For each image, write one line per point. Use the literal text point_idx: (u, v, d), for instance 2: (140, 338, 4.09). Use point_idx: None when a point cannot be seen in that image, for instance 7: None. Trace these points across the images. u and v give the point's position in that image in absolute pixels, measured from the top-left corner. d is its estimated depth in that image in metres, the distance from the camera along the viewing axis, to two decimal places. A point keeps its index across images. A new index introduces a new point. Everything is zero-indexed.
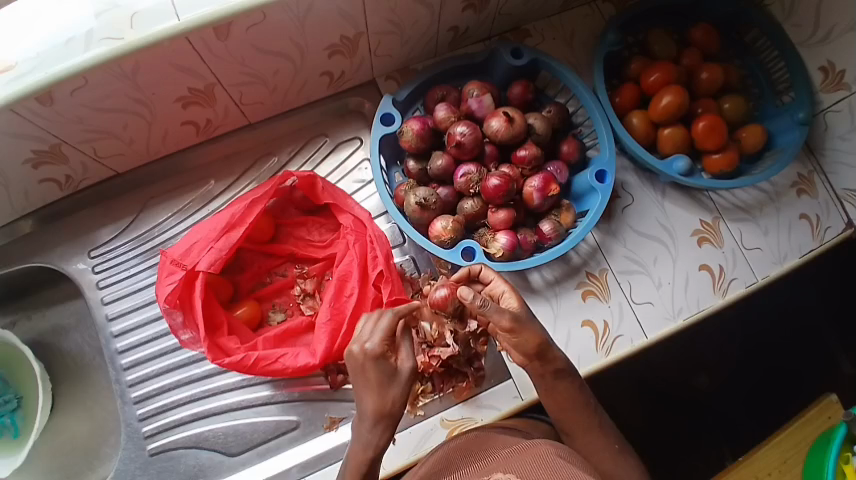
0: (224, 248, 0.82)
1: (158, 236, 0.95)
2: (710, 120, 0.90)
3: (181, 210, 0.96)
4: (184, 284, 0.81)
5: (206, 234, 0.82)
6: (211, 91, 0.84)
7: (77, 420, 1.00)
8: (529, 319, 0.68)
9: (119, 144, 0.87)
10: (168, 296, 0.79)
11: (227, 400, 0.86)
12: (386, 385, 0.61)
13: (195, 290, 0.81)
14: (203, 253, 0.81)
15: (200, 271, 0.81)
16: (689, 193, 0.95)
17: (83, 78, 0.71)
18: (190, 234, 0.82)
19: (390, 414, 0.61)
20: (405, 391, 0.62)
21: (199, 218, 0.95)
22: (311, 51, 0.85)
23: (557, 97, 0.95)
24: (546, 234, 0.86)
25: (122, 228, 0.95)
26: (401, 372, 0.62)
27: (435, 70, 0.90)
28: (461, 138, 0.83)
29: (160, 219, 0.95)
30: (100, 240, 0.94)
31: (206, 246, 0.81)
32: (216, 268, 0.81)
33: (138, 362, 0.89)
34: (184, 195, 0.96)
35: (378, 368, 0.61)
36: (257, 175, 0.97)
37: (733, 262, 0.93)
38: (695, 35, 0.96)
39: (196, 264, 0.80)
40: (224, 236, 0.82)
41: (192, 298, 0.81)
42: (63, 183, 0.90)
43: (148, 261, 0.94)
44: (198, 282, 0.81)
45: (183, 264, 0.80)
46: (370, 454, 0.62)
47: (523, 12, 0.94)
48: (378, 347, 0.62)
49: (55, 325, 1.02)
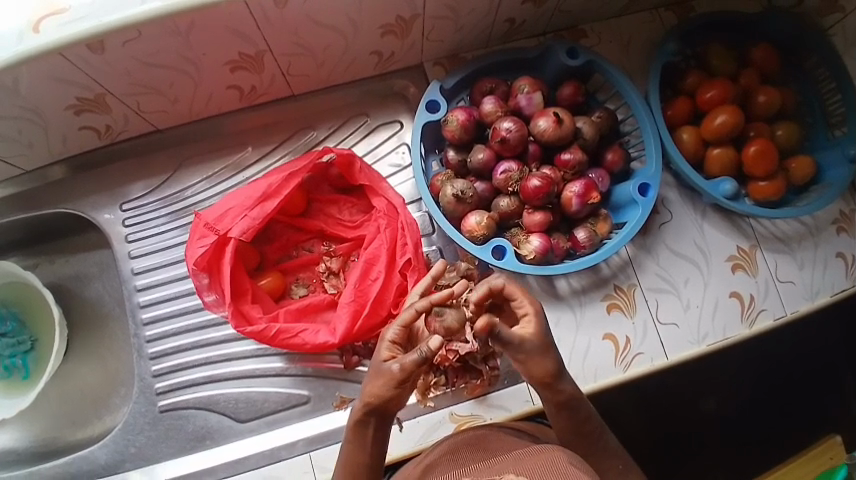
0: (259, 217, 0.81)
1: (189, 197, 0.95)
2: (762, 145, 0.87)
3: (216, 174, 0.95)
4: (214, 249, 0.80)
5: (241, 202, 0.81)
6: (260, 58, 0.83)
7: (90, 367, 1.01)
8: (540, 353, 0.67)
9: (163, 101, 0.87)
10: (198, 258, 0.79)
11: (241, 367, 0.87)
12: (376, 370, 0.64)
13: (225, 256, 0.80)
14: (236, 220, 0.80)
15: (232, 237, 0.80)
16: (729, 217, 0.92)
17: (137, 30, 0.71)
18: (225, 199, 0.81)
19: (373, 402, 0.63)
20: (387, 389, 0.62)
21: (232, 184, 0.95)
22: (364, 28, 0.83)
23: (607, 102, 0.93)
24: (580, 242, 0.84)
25: (155, 185, 0.95)
26: (390, 369, 0.63)
27: (485, 61, 0.89)
28: (506, 134, 0.81)
29: (192, 181, 0.95)
30: (133, 194, 0.95)
31: (241, 213, 0.81)
32: (248, 237, 0.80)
33: (158, 319, 0.90)
34: (220, 159, 0.96)
35: (378, 352, 0.66)
36: (293, 148, 0.96)
37: (765, 293, 0.91)
38: (755, 55, 0.93)
39: (229, 230, 0.80)
40: (258, 206, 0.82)
41: (220, 263, 0.80)
42: (102, 132, 0.90)
43: (178, 221, 0.94)
44: (228, 248, 0.81)
45: (216, 228, 0.80)
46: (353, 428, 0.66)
47: (582, 11, 0.92)
48: (392, 337, 0.66)
49: (79, 272, 1.03)
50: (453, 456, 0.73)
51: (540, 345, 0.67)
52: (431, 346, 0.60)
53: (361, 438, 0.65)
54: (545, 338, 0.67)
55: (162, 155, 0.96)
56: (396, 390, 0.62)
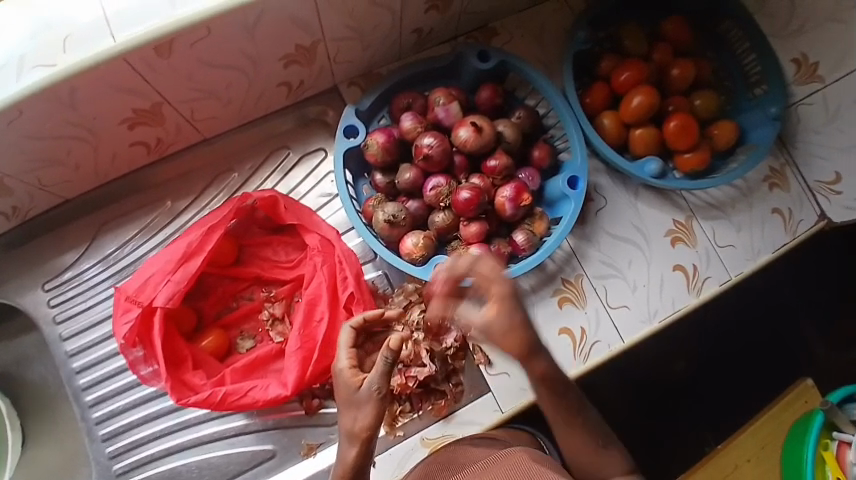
0: (183, 279, 0.77)
1: (127, 254, 0.90)
2: (681, 120, 0.87)
3: (148, 227, 0.90)
4: (142, 321, 0.76)
5: (162, 266, 0.77)
6: (159, 110, 0.79)
7: (44, 455, 0.96)
8: (506, 332, 0.61)
9: (66, 171, 0.81)
10: (126, 334, 0.75)
11: (200, 433, 0.83)
12: (350, 401, 0.64)
13: (154, 326, 0.76)
14: (160, 287, 0.76)
15: (158, 305, 0.76)
16: (661, 193, 0.93)
17: (18, 110, 0.66)
18: (143, 268, 0.77)
19: (356, 435, 0.63)
20: (371, 413, 0.62)
21: (167, 234, 0.90)
22: (265, 62, 0.80)
23: (527, 99, 0.91)
24: (519, 246, 0.83)
25: (84, 250, 0.89)
26: (364, 393, 0.63)
27: (397, 76, 0.86)
28: (428, 151, 0.80)
29: (126, 239, 0.90)
30: (66, 264, 0.89)
31: (163, 279, 0.77)
32: (173, 302, 0.76)
33: (103, 398, 0.85)
34: (146, 212, 0.90)
35: (345, 385, 0.65)
36: (223, 188, 0.92)
37: (706, 261, 0.92)
38: (667, 28, 0.93)
39: (153, 299, 0.76)
40: (181, 268, 0.77)
41: (151, 334, 0.76)
42: (9, 214, 0.84)
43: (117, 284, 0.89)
44: (157, 317, 0.76)
45: (139, 299, 0.76)
46: (343, 473, 0.63)
47: (487, 9, 0.90)
48: (347, 364, 0.67)
49: (17, 357, 0.98)
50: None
51: (505, 325, 0.61)
52: (392, 345, 0.59)
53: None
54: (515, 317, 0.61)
55: (79, 223, 0.90)
56: (376, 409, 0.62)
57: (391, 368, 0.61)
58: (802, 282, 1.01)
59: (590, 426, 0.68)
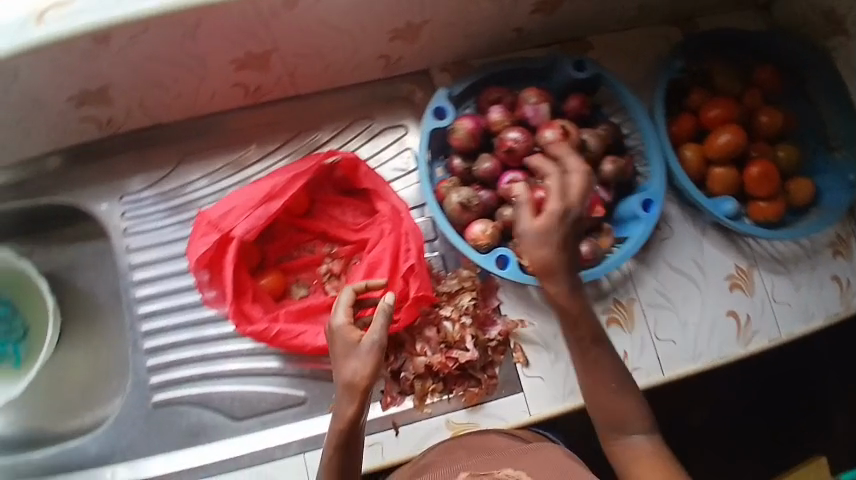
0: (263, 217, 0.83)
1: (184, 195, 0.93)
2: (763, 167, 0.89)
3: (212, 174, 0.93)
4: (218, 247, 0.82)
5: (245, 201, 0.83)
6: (268, 58, 0.83)
7: (81, 358, 1.01)
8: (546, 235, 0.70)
9: (167, 96, 0.86)
10: (201, 254, 0.82)
11: (238, 365, 0.87)
12: (349, 355, 0.65)
13: (227, 254, 0.82)
14: (240, 219, 0.83)
15: (235, 236, 0.83)
16: (729, 236, 0.93)
17: (144, 26, 0.71)
18: (229, 198, 0.84)
19: (356, 387, 0.64)
20: (370, 365, 0.64)
21: (228, 185, 0.93)
22: (372, 31, 0.83)
23: (612, 117, 0.92)
24: (582, 256, 0.84)
25: (151, 181, 0.93)
26: (365, 346, 0.64)
27: (493, 69, 0.89)
28: (512, 144, 0.82)
29: (188, 179, 0.93)
30: (130, 189, 0.93)
31: (245, 213, 0.83)
32: (247, 235, 0.82)
33: (155, 313, 0.89)
34: (214, 157, 0.93)
35: (343, 341, 0.66)
36: (291, 151, 0.94)
37: (760, 313, 0.92)
38: (762, 75, 0.94)
39: (232, 228, 0.82)
40: (263, 206, 0.84)
41: (223, 261, 0.82)
42: (103, 124, 0.88)
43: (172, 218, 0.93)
44: (231, 247, 0.82)
45: (220, 226, 0.82)
46: (342, 426, 0.64)
47: (589, 22, 0.92)
48: (345, 320, 0.67)
49: (72, 262, 1.02)
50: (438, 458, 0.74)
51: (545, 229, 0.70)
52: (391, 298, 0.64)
53: (350, 433, 0.65)
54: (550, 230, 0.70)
55: (162, 149, 0.93)
56: (376, 359, 0.64)
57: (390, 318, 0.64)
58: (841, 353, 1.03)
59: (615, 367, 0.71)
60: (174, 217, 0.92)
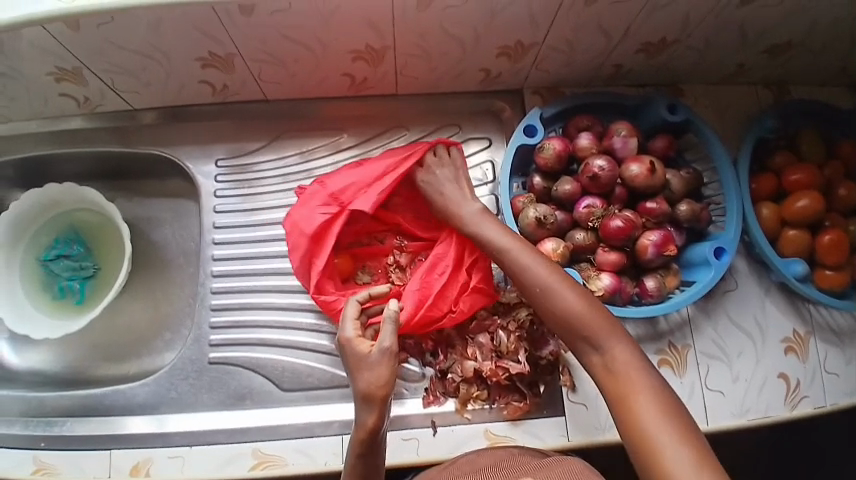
0: (379, 194, 0.86)
1: (252, 172, 0.98)
2: (836, 236, 0.89)
3: (279, 157, 0.98)
4: (333, 217, 0.86)
5: (365, 178, 0.87)
6: (383, 53, 0.87)
7: (140, 306, 1.05)
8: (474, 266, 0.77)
9: (282, 74, 0.91)
10: (317, 223, 0.86)
11: (294, 338, 0.89)
12: (363, 367, 0.69)
13: (338, 226, 0.86)
14: (358, 194, 0.87)
15: (352, 209, 0.87)
16: (791, 299, 0.93)
17: (288, 2, 0.75)
18: (350, 173, 0.88)
19: (372, 395, 0.67)
20: (385, 372, 0.68)
21: (294, 173, 0.98)
22: (484, 44, 0.87)
23: (694, 163, 0.94)
24: (648, 290, 0.85)
25: (234, 153, 0.99)
26: (375, 356, 0.69)
27: (586, 100, 0.92)
28: (598, 171, 0.84)
29: (257, 158, 0.98)
30: (216, 157, 0.99)
31: (362, 189, 0.87)
32: (367, 209, 0.85)
33: (226, 274, 0.93)
34: (288, 144, 0.99)
35: (356, 354, 0.71)
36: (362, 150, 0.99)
37: (811, 380, 0.91)
38: (844, 149, 0.95)
39: (351, 201, 0.86)
40: (378, 184, 0.87)
41: (330, 232, 0.86)
42: (217, 89, 0.94)
43: (236, 189, 0.97)
44: (344, 219, 0.87)
45: (339, 199, 0.87)
46: (363, 434, 0.67)
47: (685, 71, 0.96)
48: (354, 334, 0.73)
49: (152, 214, 1.07)
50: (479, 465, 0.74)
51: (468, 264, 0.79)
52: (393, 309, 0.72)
53: (371, 443, 0.67)
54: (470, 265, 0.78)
55: (262, 122, 0.99)
56: (390, 367, 0.68)
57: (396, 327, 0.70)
58: None
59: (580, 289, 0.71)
60: (241, 190, 0.97)
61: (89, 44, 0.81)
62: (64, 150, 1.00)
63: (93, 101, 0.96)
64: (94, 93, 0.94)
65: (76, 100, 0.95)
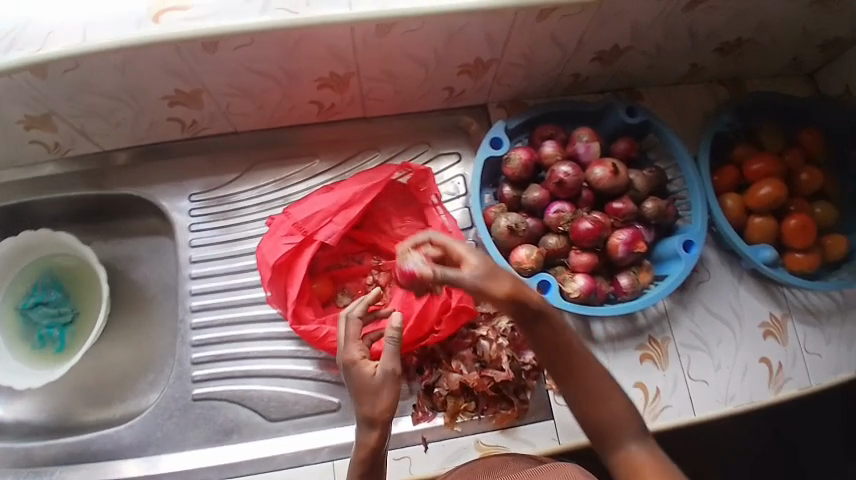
0: (342, 223, 0.88)
1: (233, 202, 0.99)
2: (801, 220, 0.92)
3: (258, 188, 0.99)
4: (298, 247, 0.87)
5: (328, 206, 0.88)
6: (347, 79, 0.89)
7: (121, 348, 1.04)
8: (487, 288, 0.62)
9: (249, 106, 0.93)
10: (280, 255, 0.86)
11: (277, 366, 0.89)
12: (366, 389, 0.64)
13: (304, 256, 0.87)
14: (323, 224, 0.88)
15: (318, 238, 0.87)
16: (764, 284, 0.95)
17: (250, 38, 0.76)
18: (313, 202, 0.88)
19: (376, 418, 0.63)
20: (389, 393, 0.63)
21: (273, 201, 0.99)
22: (446, 64, 0.89)
23: (657, 162, 0.97)
24: (622, 287, 0.87)
25: (209, 187, 0.99)
26: (379, 379, 0.63)
27: (547, 109, 0.95)
28: (564, 177, 0.87)
29: (238, 190, 0.99)
30: (193, 191, 0.99)
31: (327, 218, 0.88)
32: (334, 240, 0.87)
33: (205, 307, 0.93)
34: (266, 173, 1.00)
35: (357, 377, 0.64)
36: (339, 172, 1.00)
37: (793, 362, 0.93)
38: (804, 137, 0.98)
39: (317, 231, 0.87)
40: (342, 213, 0.89)
41: (295, 262, 0.86)
42: (186, 125, 0.96)
43: (217, 222, 0.98)
44: (311, 249, 0.87)
45: (304, 229, 0.87)
46: (364, 454, 0.64)
47: (641, 76, 0.99)
48: (354, 354, 0.66)
49: (129, 253, 1.07)
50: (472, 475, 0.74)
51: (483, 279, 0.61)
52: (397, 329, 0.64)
53: (372, 464, 0.64)
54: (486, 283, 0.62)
55: (233, 154, 1.01)
56: (395, 389, 0.63)
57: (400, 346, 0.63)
58: None
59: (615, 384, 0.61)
60: (221, 221, 0.98)
61: (56, 90, 0.83)
62: (35, 197, 1.00)
63: (64, 146, 0.97)
64: (65, 138, 0.95)
65: (46, 147, 0.96)
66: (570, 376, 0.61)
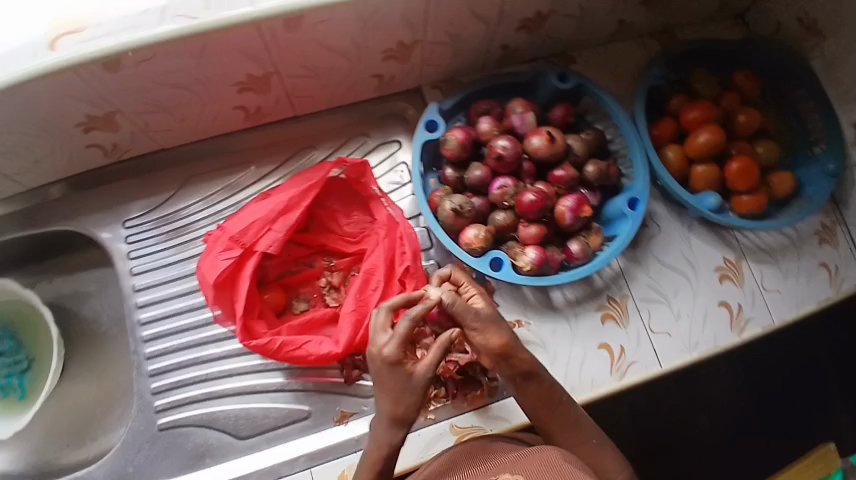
0: (282, 230, 0.86)
1: (182, 218, 0.96)
2: (743, 162, 0.92)
3: (208, 198, 0.96)
4: (238, 262, 0.84)
5: (265, 214, 0.85)
6: (268, 79, 0.86)
7: (84, 387, 1.00)
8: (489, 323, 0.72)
9: (171, 121, 0.89)
10: (220, 272, 0.83)
11: (241, 382, 0.87)
12: (403, 388, 0.65)
13: (246, 269, 0.84)
14: (261, 234, 0.85)
15: (258, 249, 0.85)
16: (715, 230, 0.96)
17: (152, 52, 0.72)
18: (248, 213, 0.85)
19: (406, 416, 0.66)
20: (422, 394, 0.66)
21: (224, 208, 0.96)
22: (368, 52, 0.87)
23: (596, 123, 0.96)
24: (573, 254, 0.87)
25: (152, 207, 0.96)
26: (420, 380, 0.65)
27: (480, 85, 0.93)
28: (502, 152, 0.85)
29: (187, 203, 0.96)
30: (132, 214, 0.96)
31: (265, 227, 0.85)
32: (274, 248, 0.85)
33: (158, 335, 0.90)
34: (212, 182, 0.97)
35: (396, 376, 0.65)
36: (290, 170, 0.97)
37: (751, 302, 0.94)
38: (737, 79, 0.98)
39: (256, 242, 0.85)
40: (281, 219, 0.86)
41: (238, 277, 0.84)
42: (108, 150, 0.91)
43: (170, 241, 0.95)
44: (252, 261, 0.85)
45: (241, 242, 0.84)
46: (386, 451, 0.67)
47: (571, 39, 0.97)
48: (397, 354, 0.65)
49: (76, 290, 1.03)
50: (449, 464, 0.74)
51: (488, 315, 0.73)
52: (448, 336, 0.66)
53: (392, 461, 0.67)
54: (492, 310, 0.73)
55: (166, 173, 0.97)
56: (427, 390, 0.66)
57: (443, 355, 0.66)
58: (839, 350, 1.04)
59: (583, 422, 0.74)
60: (173, 239, 0.95)
61: None
62: None
63: None
64: None
65: None
66: (558, 429, 0.73)
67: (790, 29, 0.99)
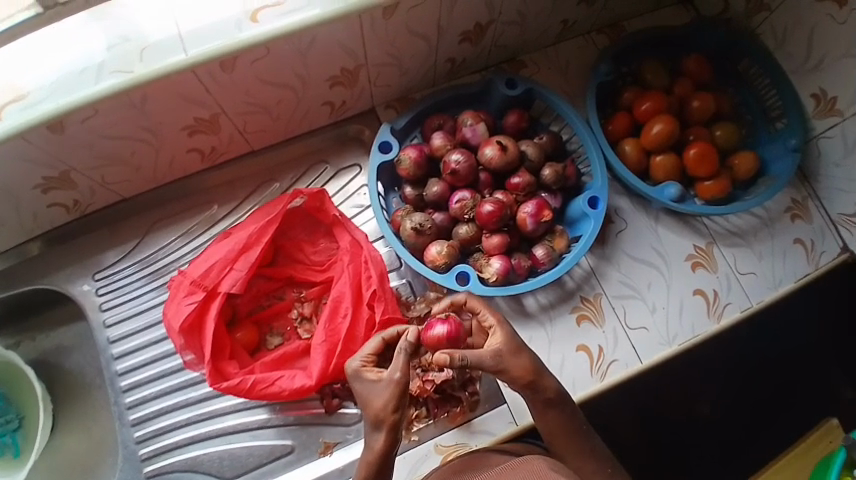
0: (244, 268, 0.86)
1: (161, 259, 0.97)
2: (701, 148, 0.92)
3: (186, 233, 0.97)
4: (203, 305, 0.85)
5: (225, 255, 0.86)
6: (216, 120, 0.87)
7: (74, 441, 1.01)
8: (514, 354, 0.72)
9: (128, 171, 0.90)
10: (187, 316, 0.84)
11: (222, 424, 0.87)
12: (371, 392, 0.68)
13: (211, 311, 0.85)
14: (223, 275, 0.86)
15: (221, 290, 0.86)
16: (682, 218, 0.95)
17: (93, 108, 0.73)
18: (208, 255, 0.86)
19: (385, 419, 0.66)
20: (392, 397, 0.66)
21: (202, 241, 0.97)
22: (313, 81, 0.87)
23: (551, 125, 0.96)
24: (539, 259, 0.87)
25: (127, 250, 0.97)
26: (388, 381, 0.67)
27: (431, 99, 0.93)
28: (456, 166, 0.85)
29: (164, 241, 0.97)
30: (106, 262, 0.96)
31: (226, 267, 0.86)
32: (236, 289, 0.86)
33: (138, 384, 0.90)
34: (189, 218, 0.98)
35: (363, 382, 0.69)
36: (260, 199, 0.98)
37: (727, 287, 0.93)
38: (688, 64, 0.98)
39: (218, 284, 0.85)
40: (242, 258, 0.87)
41: (203, 320, 0.85)
42: (70, 207, 0.93)
43: (150, 283, 0.96)
44: (217, 302, 0.86)
45: (203, 285, 0.85)
46: (372, 457, 0.66)
47: (517, 44, 0.98)
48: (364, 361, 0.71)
49: (58, 345, 1.03)
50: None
51: (511, 347, 0.72)
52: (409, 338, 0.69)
53: (381, 466, 0.66)
54: (513, 341, 0.73)
55: (133, 221, 0.98)
56: (398, 393, 0.67)
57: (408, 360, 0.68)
58: (829, 323, 1.02)
59: (598, 453, 0.73)
60: (151, 282, 0.96)
61: None
62: None
63: None
64: None
65: None
66: (570, 454, 0.72)
67: (737, 7, 0.98)
